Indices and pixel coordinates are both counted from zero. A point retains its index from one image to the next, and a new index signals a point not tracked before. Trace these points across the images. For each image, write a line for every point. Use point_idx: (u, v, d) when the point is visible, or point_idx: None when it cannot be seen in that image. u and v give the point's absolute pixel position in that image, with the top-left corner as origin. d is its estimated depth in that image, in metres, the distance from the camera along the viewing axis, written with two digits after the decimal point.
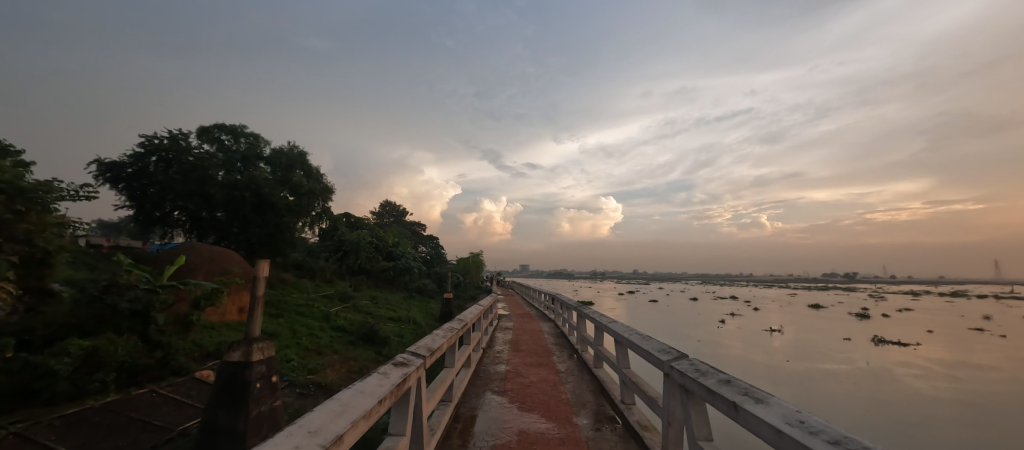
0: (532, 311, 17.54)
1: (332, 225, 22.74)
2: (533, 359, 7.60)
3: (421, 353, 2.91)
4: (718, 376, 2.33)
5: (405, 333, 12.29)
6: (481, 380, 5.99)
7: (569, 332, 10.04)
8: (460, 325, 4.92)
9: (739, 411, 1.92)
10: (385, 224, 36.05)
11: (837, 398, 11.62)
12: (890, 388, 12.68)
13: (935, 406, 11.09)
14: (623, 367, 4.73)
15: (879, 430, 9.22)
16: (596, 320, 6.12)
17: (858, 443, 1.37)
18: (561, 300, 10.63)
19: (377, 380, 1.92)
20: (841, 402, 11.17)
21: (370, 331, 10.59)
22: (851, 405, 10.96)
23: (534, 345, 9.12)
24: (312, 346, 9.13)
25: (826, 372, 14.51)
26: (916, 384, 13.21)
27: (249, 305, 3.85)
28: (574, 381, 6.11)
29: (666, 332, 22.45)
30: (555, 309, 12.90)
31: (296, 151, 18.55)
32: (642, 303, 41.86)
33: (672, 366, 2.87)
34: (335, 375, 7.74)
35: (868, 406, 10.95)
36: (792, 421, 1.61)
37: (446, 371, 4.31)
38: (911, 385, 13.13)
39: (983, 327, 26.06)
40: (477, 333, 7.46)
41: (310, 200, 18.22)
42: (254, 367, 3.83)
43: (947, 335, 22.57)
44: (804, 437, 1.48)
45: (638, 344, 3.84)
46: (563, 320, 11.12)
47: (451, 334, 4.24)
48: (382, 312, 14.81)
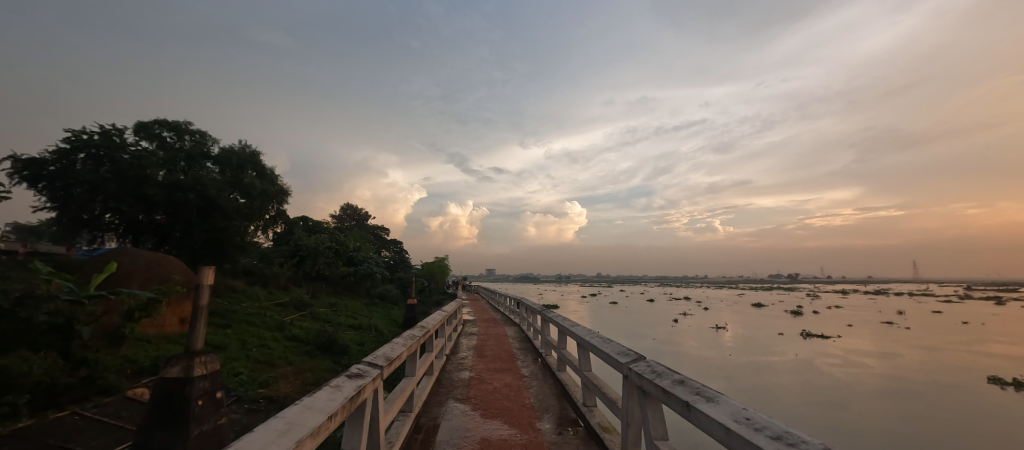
0: (497, 315, 17.52)
1: (288, 229, 21.74)
2: (497, 365, 7.58)
3: (379, 364, 2.82)
4: (673, 377, 2.42)
5: (365, 341, 11.86)
6: (444, 387, 5.89)
7: (533, 336, 10.11)
8: (422, 332, 4.79)
9: (691, 411, 2.00)
10: (345, 228, 34.82)
11: (781, 388, 12.38)
12: (827, 378, 13.65)
13: (865, 393, 12.09)
14: (584, 370, 4.81)
15: (818, 418, 9.87)
16: (559, 323, 6.18)
17: (797, 437, 1.47)
18: (526, 304, 10.69)
19: (328, 394, 1.82)
20: (784, 392, 11.96)
21: (328, 340, 10.17)
22: (793, 395, 11.71)
23: (499, 350, 9.09)
24: (263, 358, 8.62)
25: (771, 365, 15.45)
26: (850, 373, 14.31)
27: (190, 316, 3.56)
28: (538, 386, 6.15)
29: (627, 333, 23.06)
30: (520, 313, 12.93)
31: (248, 151, 17.60)
32: (603, 305, 42.84)
33: (631, 367, 2.95)
34: (289, 388, 7.35)
35: (809, 395, 11.73)
36: (738, 419, 1.70)
37: (407, 381, 4.19)
38: (846, 374, 14.20)
39: (898, 320, 28.90)
40: (440, 340, 7.32)
41: (263, 203, 17.30)
42: (196, 383, 3.55)
43: (871, 328, 24.82)
44: (750, 434, 1.56)
45: (599, 347, 3.93)
46: (527, 324, 11.19)
47: (411, 341, 4.12)
48: (341, 320, 14.24)
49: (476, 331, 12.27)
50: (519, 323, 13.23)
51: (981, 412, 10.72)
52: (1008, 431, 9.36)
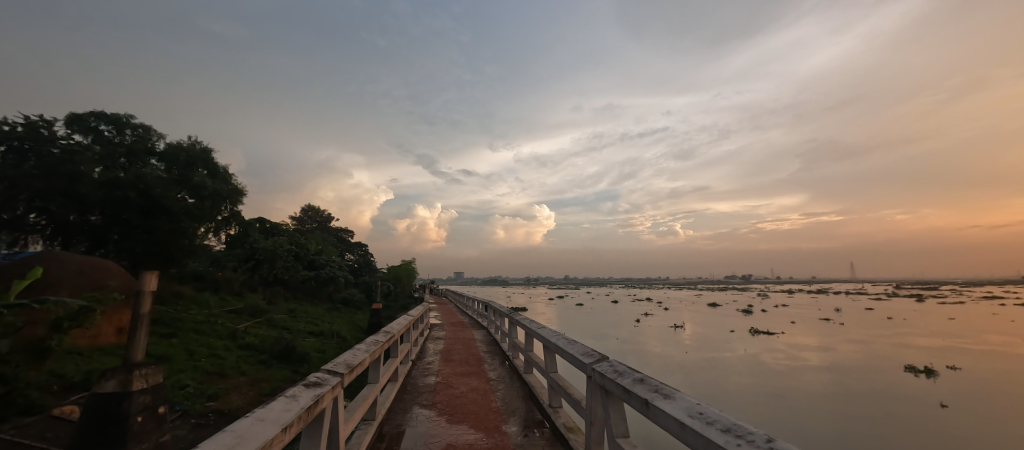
0: (465, 319, 17.33)
1: (243, 231, 20.65)
2: (464, 369, 7.51)
3: (339, 371, 2.72)
4: (633, 376, 2.50)
5: (326, 348, 11.40)
6: (409, 394, 5.76)
7: (501, 339, 10.08)
8: (386, 337, 4.67)
9: (649, 408, 2.07)
10: (305, 230, 33.38)
11: (736, 383, 13.00)
12: (776, 372, 14.48)
13: (810, 385, 12.91)
14: (550, 371, 4.86)
15: (769, 411, 10.40)
16: (527, 325, 6.21)
17: (745, 429, 1.55)
18: (494, 307, 10.66)
19: (283, 405, 1.75)
20: (738, 387, 12.57)
21: (285, 348, 9.71)
22: (747, 389, 12.32)
23: (467, 354, 9.01)
24: (213, 369, 8.10)
25: (726, 361, 16.21)
26: (797, 367, 15.25)
27: (129, 325, 3.29)
28: (505, 389, 6.15)
29: (592, 334, 23.48)
30: (488, 317, 12.89)
31: (198, 147, 16.56)
32: (570, 307, 43.42)
33: (594, 368, 3.01)
34: (241, 400, 6.95)
35: (760, 389, 12.39)
36: (693, 414, 1.77)
37: (370, 388, 4.07)
38: (793, 368, 15.13)
39: (840, 317, 31.09)
40: (405, 345, 7.17)
41: (215, 203, 16.31)
42: (136, 398, 3.28)
43: (815, 325, 26.57)
44: (702, 428, 1.64)
45: (564, 348, 3.98)
46: (495, 327, 11.17)
47: (374, 347, 4.01)
48: (300, 326, 13.62)
49: (443, 335, 12.10)
50: (487, 326, 13.19)
51: (906, 398, 11.76)
52: (925, 416, 10.33)
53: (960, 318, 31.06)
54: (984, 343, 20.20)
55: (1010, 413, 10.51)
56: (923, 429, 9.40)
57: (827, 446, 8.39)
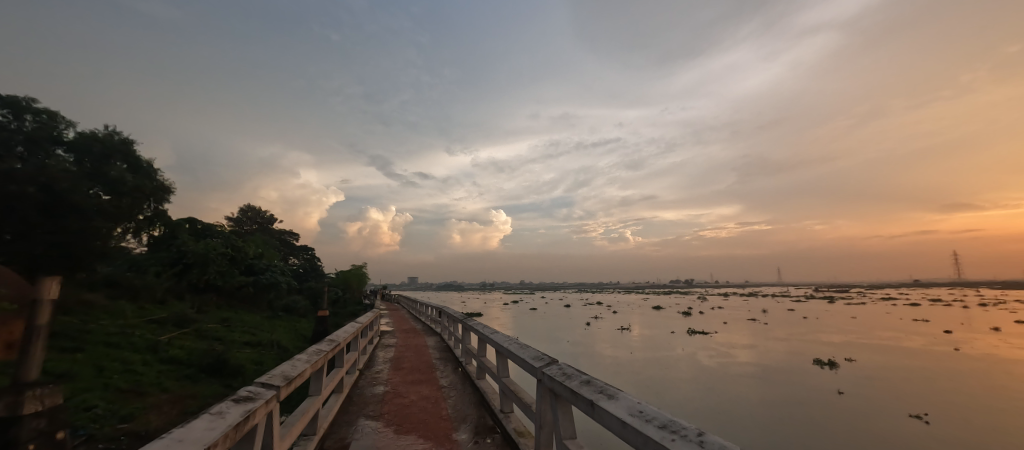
0: (417, 325, 16.92)
1: (169, 232, 18.84)
2: (414, 377, 7.32)
3: (275, 384, 2.55)
4: (580, 378, 2.57)
5: (264, 359, 10.65)
6: (354, 405, 5.51)
7: (454, 345, 9.94)
8: (330, 346, 4.45)
9: (594, 408, 2.13)
10: (244, 232, 31.08)
11: (676, 381, 13.74)
12: (712, 369, 15.51)
13: (740, 381, 13.93)
14: (502, 376, 4.85)
15: (704, 407, 11.09)
16: (480, 331, 6.17)
17: (680, 425, 1.65)
18: (447, 313, 10.50)
19: (206, 423, 1.61)
20: (680, 385, 13.27)
21: (217, 361, 8.96)
22: (685, 386, 13.06)
23: (418, 361, 8.78)
24: (128, 386, 7.29)
25: (669, 360, 17.10)
26: (729, 363, 16.42)
27: (20, 340, 2.89)
28: (456, 396, 6.06)
29: (545, 337, 23.84)
30: (441, 323, 12.68)
31: (117, 138, 14.95)
32: (523, 311, 43.75)
33: (544, 371, 3.06)
34: (162, 420, 6.31)
35: (697, 386, 13.18)
36: (633, 412, 1.85)
37: (311, 401, 3.83)
38: (726, 364, 16.27)
39: (767, 318, 33.89)
40: (352, 353, 6.87)
41: (136, 201, 14.78)
42: (28, 423, 2.87)
43: (747, 325, 28.77)
44: (641, 426, 1.71)
45: (516, 352, 4.01)
46: (448, 333, 11.00)
47: (317, 357, 3.81)
48: (235, 336, 12.63)
49: (394, 342, 11.73)
50: (440, 332, 12.96)
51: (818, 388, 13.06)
52: (829, 404, 11.53)
53: (863, 317, 35.00)
54: (882, 338, 22.90)
55: (896, 398, 12.02)
56: (828, 416, 10.49)
57: (753, 438, 9.09)
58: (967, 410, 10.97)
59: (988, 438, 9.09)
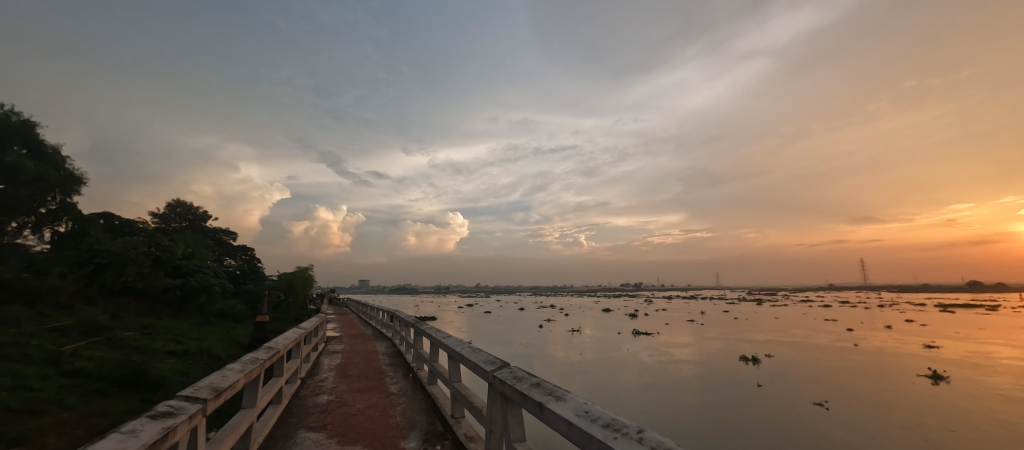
0: (367, 330, 16.29)
1: (79, 227, 16.79)
2: (361, 384, 7.02)
3: (201, 396, 2.35)
4: (530, 380, 2.59)
5: (191, 369, 9.76)
6: (293, 416, 5.18)
7: (405, 350, 9.66)
8: (267, 354, 4.16)
9: (543, 410, 2.16)
10: (171, 229, 28.39)
11: (620, 380, 14.25)
12: (652, 367, 16.28)
13: (678, 377, 14.71)
14: (454, 381, 4.78)
15: (644, 404, 11.58)
16: (432, 335, 6.04)
17: (623, 423, 1.71)
18: (399, 317, 10.20)
19: (116, 443, 1.44)
20: (623, 383, 13.78)
21: (134, 373, 8.09)
22: (628, 385, 13.58)
23: (366, 368, 8.43)
24: (21, 405, 6.39)
25: (614, 360, 17.71)
26: (669, 362, 17.30)
27: None
28: (406, 403, 5.90)
29: (496, 339, 23.84)
30: (392, 327, 12.30)
31: (16, 120, 13.15)
32: (476, 314, 43.53)
33: (495, 375, 3.05)
34: (63, 442, 5.59)
35: (639, 384, 13.75)
36: (580, 413, 1.89)
37: (243, 414, 3.55)
38: (666, 362, 17.12)
39: (704, 318, 36.15)
40: (293, 361, 6.47)
41: (38, 191, 13.03)
42: None
43: (686, 325, 30.52)
44: (587, 426, 1.75)
45: (468, 357, 3.97)
46: (399, 338, 10.70)
47: (252, 366, 3.55)
48: (156, 345, 11.47)
49: (341, 348, 11.21)
50: (391, 337, 12.57)
51: (743, 382, 14.14)
52: (752, 396, 12.52)
53: (784, 317, 38.38)
54: (800, 336, 25.20)
55: (808, 388, 13.29)
56: (752, 408, 11.36)
57: (687, 432, 9.64)
58: (863, 398, 12.35)
59: (876, 422, 10.30)
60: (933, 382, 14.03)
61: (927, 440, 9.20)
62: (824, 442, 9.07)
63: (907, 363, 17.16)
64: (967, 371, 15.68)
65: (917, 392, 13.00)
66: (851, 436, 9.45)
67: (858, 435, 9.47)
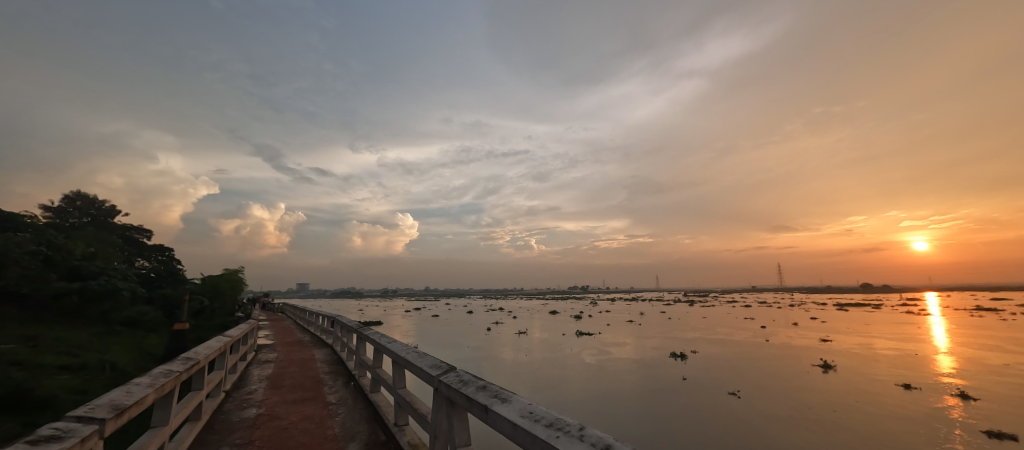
0: (304, 336, 15.28)
1: None
2: (296, 395, 6.54)
3: (97, 416, 2.06)
4: (477, 383, 2.56)
5: (89, 386, 8.58)
6: (215, 434, 4.72)
7: (347, 357, 9.16)
8: (185, 366, 3.76)
9: (488, 413, 2.13)
10: (68, 226, 24.85)
11: (560, 379, 14.57)
12: (591, 366, 16.86)
13: (614, 375, 15.36)
14: (398, 387, 4.61)
15: (581, 402, 11.95)
16: (376, 340, 5.79)
17: (566, 422, 1.73)
18: (340, 322, 9.67)
19: None
20: (563, 382, 14.12)
21: (14, 392, 6.98)
22: (566, 384, 13.95)
23: (302, 378, 7.89)
24: None
25: (557, 360, 18.10)
26: (606, 360, 18.02)
27: None
28: (346, 413, 5.59)
29: (442, 343, 23.45)
30: (333, 333, 11.64)
31: None
32: (422, 318, 42.50)
33: (441, 380, 2.98)
34: None
35: (577, 382, 14.17)
36: (524, 414, 1.90)
37: (153, 435, 3.18)
38: (604, 361, 17.80)
39: (641, 319, 38.19)
40: (218, 373, 5.90)
41: None
42: None
43: (625, 326, 31.96)
44: (531, 428, 1.75)
45: (412, 362, 3.85)
46: (340, 344, 10.14)
47: (165, 380, 3.18)
48: (45, 359, 9.97)
49: (274, 357, 10.41)
50: (331, 343, 11.88)
51: (670, 376, 15.11)
52: (678, 389, 13.37)
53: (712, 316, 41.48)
54: (723, 333, 27.36)
55: (722, 380, 14.52)
56: (679, 400, 12.13)
57: (620, 427, 10.09)
58: (764, 386, 13.73)
59: (779, 407, 11.47)
60: (822, 370, 15.88)
61: (818, 421, 10.41)
62: (735, 429, 9.94)
63: (807, 355, 19.31)
64: (854, 360, 17.96)
65: (814, 379, 14.63)
66: (762, 421, 10.44)
67: (766, 420, 10.48)
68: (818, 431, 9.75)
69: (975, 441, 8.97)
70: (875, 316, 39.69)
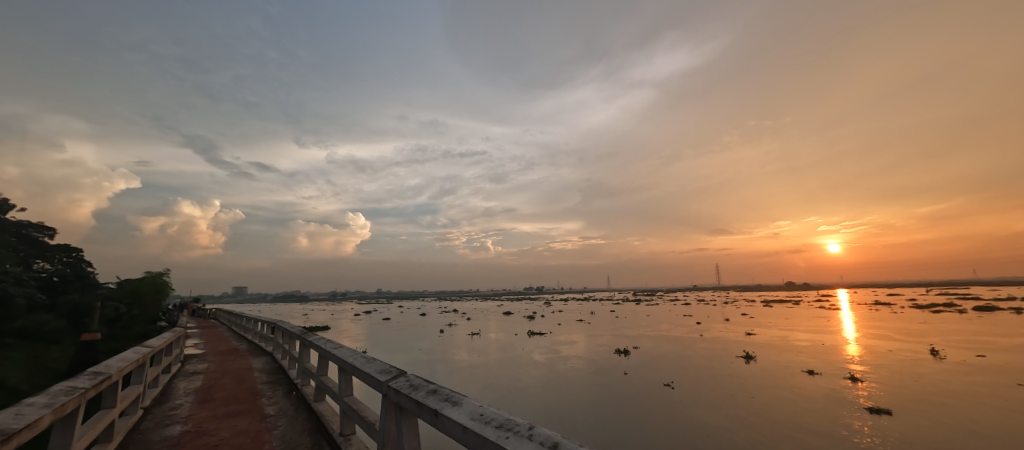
0: (239, 344, 14.18)
1: None
2: (229, 409, 6.05)
3: None
4: (427, 388, 2.50)
5: None
6: None
7: (288, 365, 8.60)
8: (91, 382, 3.33)
9: (438, 417, 2.09)
10: None
11: (509, 379, 14.62)
12: (540, 364, 17.10)
13: (561, 372, 15.71)
14: (344, 395, 4.40)
15: (528, 401, 12.08)
16: (320, 346, 5.48)
17: (516, 422, 1.74)
18: (282, 328, 9.08)
19: None
20: (512, 382, 14.16)
21: None
22: (515, 383, 14.04)
23: (236, 390, 7.29)
24: None
25: (507, 360, 18.16)
26: (555, 358, 18.37)
27: None
28: (285, 425, 5.25)
29: (390, 347, 22.74)
30: (273, 340, 10.88)
31: None
32: (371, 321, 40.92)
33: (390, 385, 2.88)
34: None
35: (525, 381, 14.31)
36: (475, 416, 1.88)
37: None
38: (552, 359, 18.14)
39: (590, 318, 39.27)
40: (134, 388, 5.29)
41: None
42: None
43: (575, 324, 32.85)
44: (481, 430, 1.74)
45: (360, 368, 3.70)
46: (281, 352, 9.51)
47: (65, 399, 2.80)
48: None
49: (204, 367, 9.56)
50: (271, 351, 11.13)
51: (612, 371, 15.71)
52: (619, 383, 13.94)
53: (656, 313, 43.65)
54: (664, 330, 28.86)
55: (659, 373, 15.33)
56: (618, 394, 12.66)
57: (566, 423, 10.33)
58: (695, 376, 14.69)
59: (708, 396, 12.32)
60: (744, 361, 17.25)
61: (739, 406, 11.32)
62: (669, 418, 10.55)
63: (735, 347, 20.90)
64: (774, 351, 19.71)
65: (737, 369, 15.87)
66: (693, 409, 11.15)
67: (697, 409, 11.20)
68: (738, 415, 10.60)
69: (866, 417, 10.17)
70: (796, 312, 43.71)
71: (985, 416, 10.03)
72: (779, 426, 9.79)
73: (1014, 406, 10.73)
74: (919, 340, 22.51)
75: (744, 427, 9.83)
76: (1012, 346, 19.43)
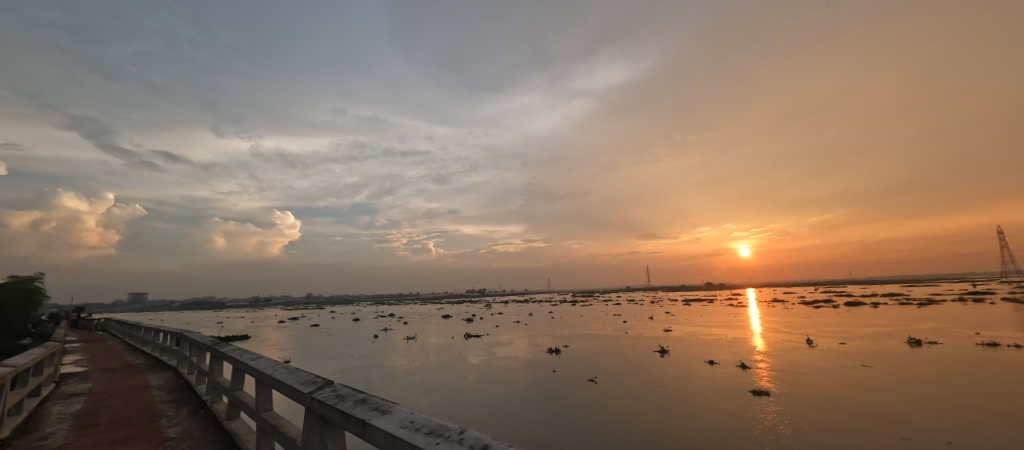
0: (133, 358, 12.46)
1: None
2: (118, 434, 5.30)
3: None
4: (355, 397, 2.41)
5: None
6: None
7: (194, 381, 7.72)
8: None
9: (366, 428, 2.03)
10: None
11: (439, 383, 14.40)
12: (472, 366, 17.07)
13: (494, 373, 15.82)
14: (261, 411, 4.05)
15: (459, 403, 12.02)
16: (235, 358, 5.01)
17: (447, 427, 1.74)
18: (188, 339, 8.14)
19: None
20: (444, 385, 14.00)
21: None
22: (446, 387, 13.86)
23: (128, 411, 6.41)
24: None
25: (440, 364, 17.87)
26: (487, 360, 18.46)
27: None
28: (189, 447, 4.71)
29: (315, 354, 21.34)
30: (177, 353, 9.71)
31: None
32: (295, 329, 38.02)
33: (314, 397, 2.73)
34: None
35: (456, 384, 14.20)
36: (405, 424, 1.85)
37: None
38: (483, 361, 18.16)
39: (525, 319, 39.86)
40: None
41: None
42: None
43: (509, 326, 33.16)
44: (410, 437, 1.73)
45: (281, 379, 3.44)
46: (187, 366, 8.52)
47: None
48: None
49: (87, 388, 8.27)
50: (174, 366, 9.91)
51: (542, 370, 16.14)
52: (549, 381, 14.39)
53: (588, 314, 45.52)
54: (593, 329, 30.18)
55: (585, 369, 16.08)
56: (547, 391, 13.04)
57: (497, 423, 10.46)
58: (617, 371, 15.62)
59: (628, 388, 13.18)
60: (660, 355, 18.63)
61: (654, 396, 12.26)
62: (594, 410, 11.14)
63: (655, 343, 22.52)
64: (687, 344, 21.57)
65: (656, 362, 17.14)
66: (615, 401, 11.88)
67: (618, 400, 11.94)
68: (653, 404, 11.45)
69: (759, 399, 11.53)
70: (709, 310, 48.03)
71: (848, 393, 11.84)
72: (688, 411, 10.75)
73: (869, 383, 12.82)
74: (803, 331, 25.99)
75: (659, 414, 10.65)
76: (869, 334, 23.19)
